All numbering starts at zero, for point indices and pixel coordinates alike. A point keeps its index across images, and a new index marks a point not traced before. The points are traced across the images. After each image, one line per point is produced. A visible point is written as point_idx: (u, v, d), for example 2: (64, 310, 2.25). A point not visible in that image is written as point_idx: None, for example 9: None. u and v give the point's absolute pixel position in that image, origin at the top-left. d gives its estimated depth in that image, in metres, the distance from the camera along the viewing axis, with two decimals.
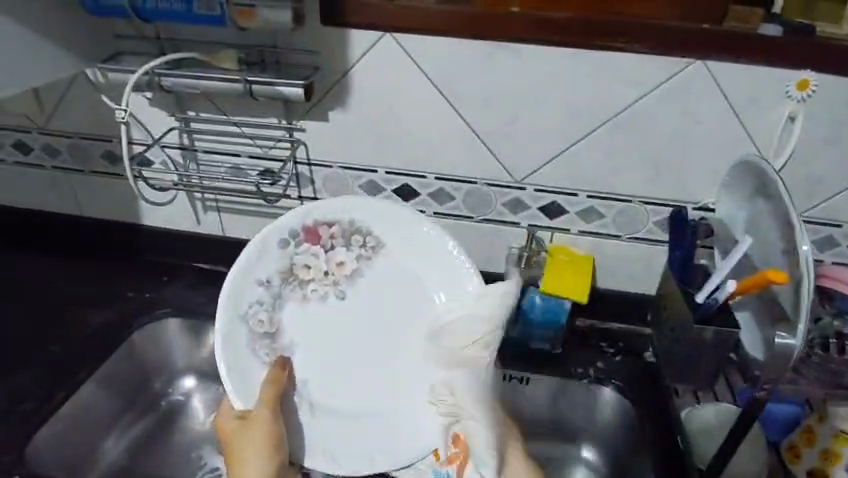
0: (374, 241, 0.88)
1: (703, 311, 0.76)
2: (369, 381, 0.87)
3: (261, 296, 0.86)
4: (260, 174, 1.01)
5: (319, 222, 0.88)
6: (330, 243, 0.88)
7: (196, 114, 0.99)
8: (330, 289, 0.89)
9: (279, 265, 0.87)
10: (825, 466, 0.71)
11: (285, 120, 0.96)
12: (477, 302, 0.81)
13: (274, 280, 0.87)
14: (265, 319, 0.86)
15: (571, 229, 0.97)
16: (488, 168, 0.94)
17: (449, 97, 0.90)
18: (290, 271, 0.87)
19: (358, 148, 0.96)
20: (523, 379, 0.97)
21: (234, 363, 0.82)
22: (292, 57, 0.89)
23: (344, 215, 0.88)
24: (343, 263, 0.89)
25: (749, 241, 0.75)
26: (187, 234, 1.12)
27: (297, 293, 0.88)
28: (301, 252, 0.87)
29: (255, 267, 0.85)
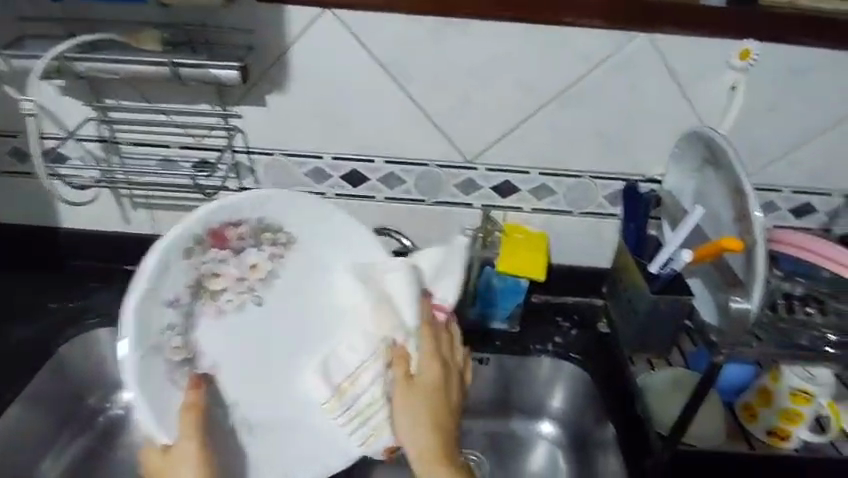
0: (286, 238, 0.79)
1: (659, 283, 0.79)
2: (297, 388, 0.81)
3: (170, 319, 0.73)
4: (194, 166, 0.93)
5: (225, 223, 0.74)
6: (241, 245, 0.76)
7: (116, 102, 0.90)
8: (248, 296, 0.78)
9: (185, 280, 0.73)
10: (783, 424, 0.79)
11: (218, 106, 0.89)
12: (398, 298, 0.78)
13: (183, 298, 0.74)
14: (180, 345, 0.74)
15: (524, 208, 0.96)
16: (439, 150, 0.92)
17: (398, 77, 0.86)
18: (199, 284, 0.75)
19: (301, 133, 0.91)
20: (483, 360, 0.96)
21: (154, 401, 0.72)
22: (224, 36, 0.82)
23: (253, 213, 0.75)
24: (257, 265, 0.78)
25: (699, 211, 0.77)
26: (115, 235, 1.02)
27: (210, 306, 0.76)
28: (208, 260, 0.74)
29: (160, 288, 0.71)
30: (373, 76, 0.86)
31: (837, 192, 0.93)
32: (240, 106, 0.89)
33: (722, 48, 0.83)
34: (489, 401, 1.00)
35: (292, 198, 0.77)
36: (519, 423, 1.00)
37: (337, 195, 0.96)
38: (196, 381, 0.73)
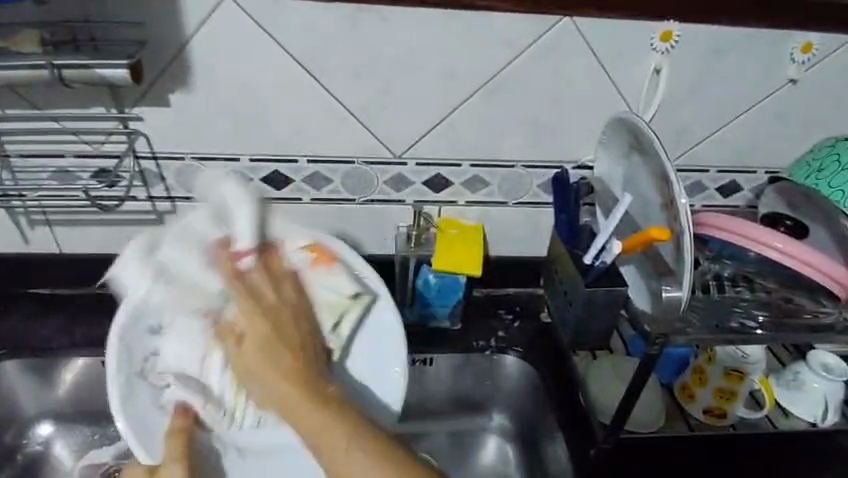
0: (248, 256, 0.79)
1: (593, 274, 0.77)
2: None
3: (147, 345, 0.76)
4: (93, 176, 0.85)
5: (176, 247, 0.74)
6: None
7: (2, 112, 0.81)
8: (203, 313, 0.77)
9: (145, 305, 0.77)
10: (721, 403, 0.80)
11: (115, 109, 0.80)
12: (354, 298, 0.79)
13: (148, 324, 0.76)
14: (162, 370, 0.76)
15: (458, 201, 0.93)
16: (365, 146, 0.87)
17: (314, 71, 0.80)
18: (166, 306, 0.76)
19: (213, 135, 0.84)
20: (426, 360, 0.93)
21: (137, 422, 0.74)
22: (112, 32, 0.73)
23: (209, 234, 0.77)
24: None
25: (628, 199, 0.76)
26: (16, 257, 0.92)
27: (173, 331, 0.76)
28: (164, 286, 0.77)
29: (119, 314, 0.75)
30: (287, 71, 0.80)
31: (762, 169, 0.94)
32: (140, 107, 0.80)
33: (645, 29, 0.81)
34: (437, 400, 0.97)
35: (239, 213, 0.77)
36: (468, 419, 0.99)
37: None
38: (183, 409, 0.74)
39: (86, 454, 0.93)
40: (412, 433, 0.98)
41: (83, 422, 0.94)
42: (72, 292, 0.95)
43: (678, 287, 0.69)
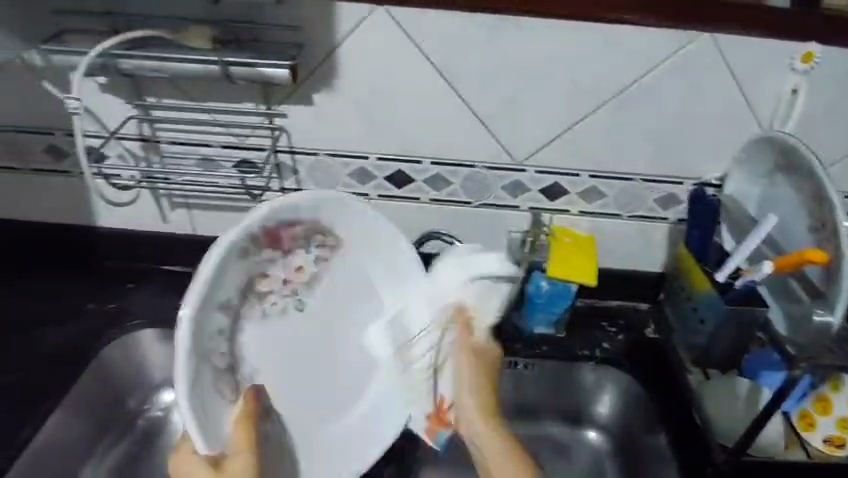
0: (334, 241, 0.82)
1: (732, 293, 0.80)
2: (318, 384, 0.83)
3: (221, 322, 0.76)
4: (236, 166, 0.93)
5: (281, 224, 0.77)
6: (290, 247, 0.79)
7: (158, 101, 0.87)
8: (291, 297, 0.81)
9: (239, 280, 0.76)
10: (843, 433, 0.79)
11: (263, 105, 0.87)
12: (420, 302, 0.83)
13: (235, 299, 0.77)
14: (227, 349, 0.77)
15: (572, 210, 0.94)
16: (488, 151, 0.89)
17: (449, 77, 0.82)
18: (249, 285, 0.78)
19: (346, 133, 0.88)
20: (527, 365, 0.96)
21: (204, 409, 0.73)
22: (270, 33, 0.78)
23: (308, 215, 0.78)
24: (302, 268, 0.81)
25: (772, 218, 0.79)
26: (153, 235, 1.01)
27: (256, 308, 0.79)
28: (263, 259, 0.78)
29: (216, 290, 0.74)
30: (424, 76, 0.82)
31: None
32: (285, 104, 0.86)
33: (786, 49, 0.80)
34: (535, 405, 0.99)
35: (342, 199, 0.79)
36: (565, 430, 0.99)
37: (381, 196, 0.95)
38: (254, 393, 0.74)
39: None
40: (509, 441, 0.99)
41: None
42: (199, 271, 1.02)
43: (831, 311, 0.73)
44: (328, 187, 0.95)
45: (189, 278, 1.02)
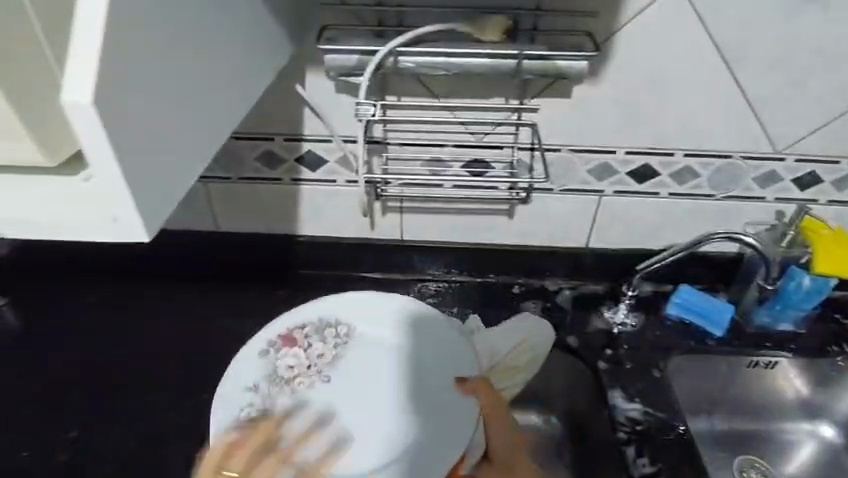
0: (346, 329, 0.78)
1: None
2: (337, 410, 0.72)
3: (288, 362, 0.76)
4: (466, 165, 0.86)
5: (292, 327, 0.78)
6: (306, 342, 0.77)
7: (397, 100, 0.80)
8: (314, 376, 0.75)
9: (262, 370, 0.75)
10: None
11: (515, 100, 0.80)
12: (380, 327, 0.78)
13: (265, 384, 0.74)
14: (292, 369, 0.75)
15: (820, 200, 0.89)
16: (748, 141, 0.83)
17: (728, 61, 0.76)
18: (276, 374, 0.75)
19: (598, 127, 0.82)
20: (770, 363, 0.93)
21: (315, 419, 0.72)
22: (550, 21, 0.72)
23: (315, 313, 0.80)
24: (323, 354, 0.76)
25: None
26: (360, 241, 0.95)
27: (285, 387, 0.74)
28: (282, 356, 0.76)
29: (293, 389, 0.74)
30: (700, 60, 0.76)
31: None
32: (539, 98, 0.79)
33: None
34: (778, 401, 0.97)
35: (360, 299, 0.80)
36: (777, 425, 0.99)
37: (617, 192, 0.89)
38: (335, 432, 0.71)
39: None
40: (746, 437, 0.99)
41: None
42: (403, 277, 0.98)
43: None
44: (560, 185, 0.89)
45: (393, 284, 0.98)
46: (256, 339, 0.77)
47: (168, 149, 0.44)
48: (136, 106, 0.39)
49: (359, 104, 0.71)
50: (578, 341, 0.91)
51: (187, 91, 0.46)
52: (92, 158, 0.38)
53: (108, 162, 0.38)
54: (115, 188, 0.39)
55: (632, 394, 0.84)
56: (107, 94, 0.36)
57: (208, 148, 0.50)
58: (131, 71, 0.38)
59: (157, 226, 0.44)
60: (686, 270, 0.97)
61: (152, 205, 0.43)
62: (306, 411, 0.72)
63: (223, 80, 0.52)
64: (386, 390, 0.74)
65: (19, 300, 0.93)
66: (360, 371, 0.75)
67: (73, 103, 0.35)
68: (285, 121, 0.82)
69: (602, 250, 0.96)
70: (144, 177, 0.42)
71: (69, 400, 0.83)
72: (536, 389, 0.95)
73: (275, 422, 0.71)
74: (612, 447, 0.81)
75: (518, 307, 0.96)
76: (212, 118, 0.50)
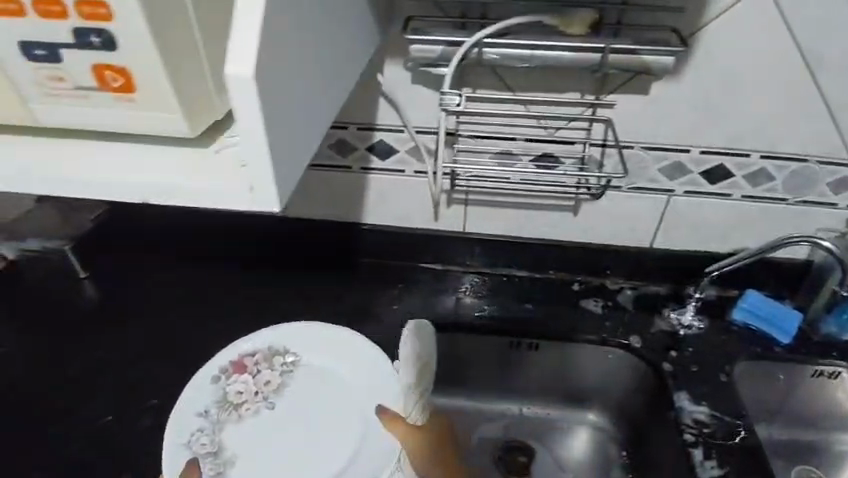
0: (292, 359, 0.82)
1: None
2: (283, 438, 0.76)
3: (237, 387, 0.79)
4: (535, 159, 0.86)
5: (244, 352, 0.82)
6: (256, 369, 0.81)
7: (472, 92, 0.81)
8: (260, 401, 0.79)
9: (214, 396, 0.78)
10: None
11: (591, 95, 0.79)
12: (329, 359, 0.82)
13: (214, 408, 0.77)
14: (240, 394, 0.79)
15: None
16: (833, 145, 0.81)
17: (819, 61, 0.74)
18: (226, 399, 0.78)
19: (674, 125, 0.81)
20: (832, 373, 0.89)
21: (264, 444, 0.76)
22: (635, 17, 0.71)
23: (273, 342, 0.84)
24: (270, 381, 0.81)
25: None
26: (422, 232, 0.96)
27: (233, 413, 0.78)
28: (233, 382, 0.79)
29: (234, 419, 0.77)
30: (788, 59, 0.74)
31: None
32: (615, 94, 0.79)
33: None
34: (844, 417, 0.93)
35: (311, 332, 0.84)
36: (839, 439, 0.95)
37: (688, 193, 0.88)
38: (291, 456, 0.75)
39: (477, 428, 0.97)
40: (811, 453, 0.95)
41: (474, 391, 0.98)
42: (462, 270, 0.99)
43: None
44: (629, 183, 0.88)
45: (451, 277, 0.98)
46: (208, 367, 0.80)
47: (298, 124, 0.46)
48: (278, 83, 0.41)
49: (442, 95, 0.71)
50: (641, 342, 0.90)
51: (313, 71, 0.48)
52: (244, 129, 0.40)
53: (258, 133, 0.40)
54: (260, 155, 0.41)
55: (699, 397, 0.83)
56: (263, 69, 0.38)
57: (322, 128, 0.52)
58: (278, 50, 0.40)
59: (285, 198, 0.46)
60: (754, 275, 0.94)
61: (284, 176, 0.45)
62: (252, 441, 0.76)
63: (336, 63, 0.53)
64: (329, 422, 0.77)
65: (99, 274, 0.99)
66: (304, 399, 0.79)
67: (237, 76, 0.37)
68: (360, 110, 0.84)
69: (666, 251, 0.94)
70: (281, 150, 0.43)
71: (144, 368, 0.86)
72: (591, 388, 0.94)
73: (222, 450, 0.74)
74: (676, 449, 0.80)
75: (578, 303, 0.95)
76: (327, 99, 0.52)
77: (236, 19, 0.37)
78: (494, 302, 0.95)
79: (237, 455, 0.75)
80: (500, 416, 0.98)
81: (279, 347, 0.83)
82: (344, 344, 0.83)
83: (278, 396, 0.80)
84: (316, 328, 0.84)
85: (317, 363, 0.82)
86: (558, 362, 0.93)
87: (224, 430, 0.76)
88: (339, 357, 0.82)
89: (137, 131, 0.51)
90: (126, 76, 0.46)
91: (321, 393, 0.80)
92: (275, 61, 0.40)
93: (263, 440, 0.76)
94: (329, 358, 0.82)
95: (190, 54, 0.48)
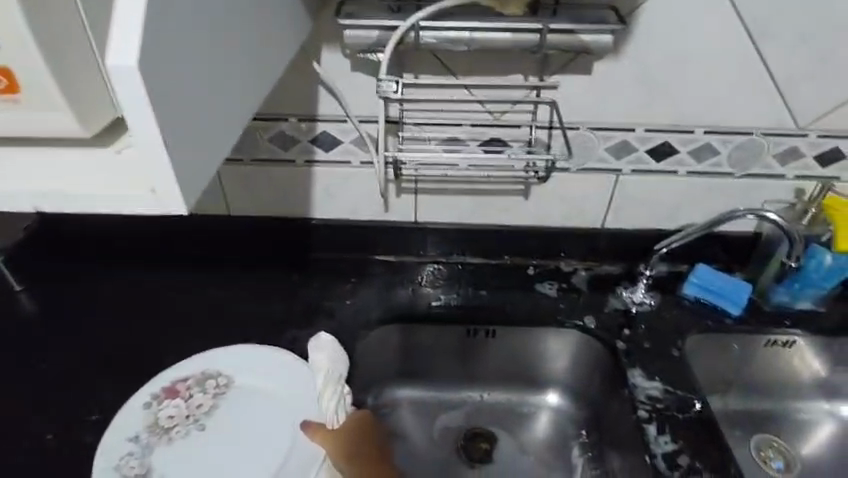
0: (226, 380, 0.79)
1: None
2: (216, 460, 0.72)
3: (169, 411, 0.76)
4: (483, 144, 0.85)
5: (177, 378, 0.79)
6: (189, 393, 0.78)
7: (415, 78, 0.78)
8: (191, 424, 0.76)
9: (144, 421, 0.75)
10: None
11: (534, 77, 0.78)
12: (266, 379, 0.79)
13: (143, 432, 0.74)
14: (172, 418, 0.76)
15: (841, 177, 0.89)
16: (772, 117, 0.82)
17: (755, 35, 0.75)
18: (156, 423, 0.75)
19: (618, 104, 0.81)
20: (788, 343, 0.92)
21: (195, 468, 0.72)
22: None
23: (206, 366, 0.81)
24: (203, 404, 0.77)
25: None
26: (374, 224, 0.94)
27: (163, 436, 0.74)
28: (164, 407, 0.77)
29: (163, 444, 0.73)
30: (725, 34, 0.75)
31: None
32: (558, 75, 0.78)
33: None
34: (796, 382, 0.96)
35: (247, 353, 0.82)
36: (793, 404, 0.98)
37: (635, 171, 0.88)
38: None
39: (438, 418, 0.96)
40: (766, 418, 0.98)
41: (434, 380, 0.97)
42: (417, 260, 0.97)
43: None
44: (578, 164, 0.87)
45: (407, 268, 0.97)
46: (139, 393, 0.78)
47: (204, 123, 0.44)
48: (176, 80, 0.40)
49: (378, 82, 0.70)
50: (596, 322, 0.90)
51: (220, 62, 0.46)
52: (134, 125, 0.38)
53: (150, 128, 0.38)
54: (156, 156, 0.39)
55: (653, 373, 0.84)
56: (149, 64, 0.37)
57: (238, 125, 0.49)
58: (170, 43, 0.38)
59: (193, 200, 0.44)
60: (703, 250, 0.96)
61: (189, 174, 0.43)
62: (183, 464, 0.72)
63: (252, 54, 0.51)
64: (265, 442, 0.74)
65: (34, 285, 0.93)
66: (238, 420, 0.76)
67: (118, 67, 0.35)
68: (299, 101, 0.81)
69: (618, 231, 0.95)
70: (185, 150, 0.42)
71: (86, 382, 0.81)
72: (550, 370, 0.95)
73: (150, 472, 0.71)
74: (633, 426, 0.81)
75: (533, 287, 0.95)
76: (244, 92, 0.50)
77: (118, 11, 0.35)
78: (451, 291, 0.94)
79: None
80: (460, 405, 0.97)
81: (212, 370, 0.80)
82: (282, 363, 0.81)
83: (211, 418, 0.76)
84: (252, 350, 0.82)
85: (252, 383, 0.79)
86: (515, 347, 0.93)
87: (153, 452, 0.73)
88: (274, 376, 0.79)
89: (26, 134, 0.47)
90: (9, 77, 0.43)
91: (257, 412, 0.76)
92: (166, 56, 0.38)
93: (194, 464, 0.72)
94: (265, 377, 0.80)
95: (81, 45, 0.45)
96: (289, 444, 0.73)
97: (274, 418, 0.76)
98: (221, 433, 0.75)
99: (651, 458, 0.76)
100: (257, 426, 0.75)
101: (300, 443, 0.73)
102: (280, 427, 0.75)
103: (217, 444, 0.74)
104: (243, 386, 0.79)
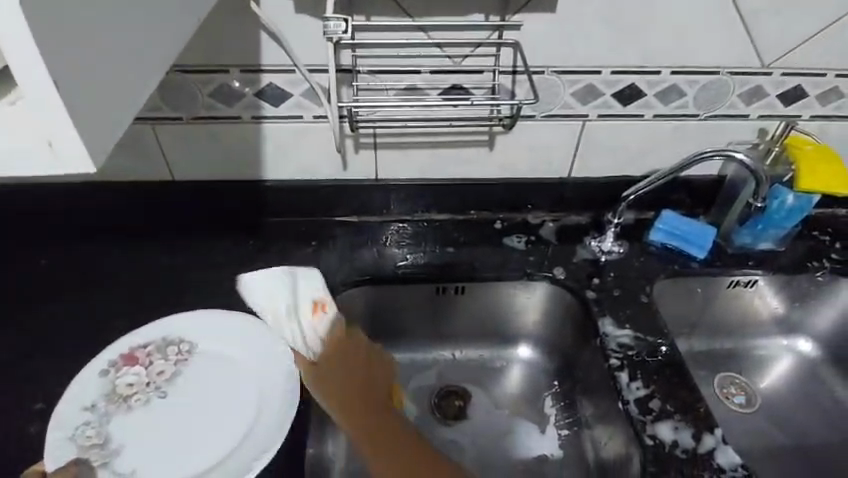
0: (189, 346, 0.75)
1: None
2: (181, 427, 0.68)
3: (128, 379, 0.71)
4: (444, 93, 0.80)
5: (136, 344, 0.74)
6: (149, 360, 0.73)
7: (367, 20, 0.72)
8: (152, 392, 0.71)
9: (100, 389, 0.70)
10: None
11: (496, 17, 0.73)
12: (231, 343, 0.75)
13: (100, 401, 0.69)
14: (131, 385, 0.71)
15: (803, 116, 0.88)
16: (737, 55, 0.80)
17: None
18: (113, 391, 0.70)
19: (582, 45, 0.77)
20: (750, 283, 0.93)
21: (157, 436, 0.68)
22: None
23: (168, 331, 0.76)
24: (165, 371, 0.73)
25: None
26: (332, 183, 0.88)
27: (121, 405, 0.69)
28: (122, 374, 0.72)
29: (122, 412, 0.69)
30: None
31: None
32: (521, 13, 0.73)
33: None
34: (756, 321, 0.99)
35: (211, 317, 0.77)
36: (754, 342, 1.01)
37: (601, 116, 0.85)
38: (188, 446, 0.67)
39: (410, 379, 0.94)
40: (729, 357, 1.00)
41: (403, 341, 0.95)
42: (379, 219, 0.93)
43: None
44: (543, 111, 0.83)
45: (369, 228, 0.92)
46: (94, 361, 0.72)
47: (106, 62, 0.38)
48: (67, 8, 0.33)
49: (326, 22, 0.63)
50: (565, 273, 0.89)
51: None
52: (11, 58, 0.31)
53: (36, 61, 0.31)
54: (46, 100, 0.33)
55: (624, 321, 0.84)
56: None
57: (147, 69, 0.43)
58: None
59: (100, 157, 0.38)
60: (669, 195, 0.95)
61: (91, 122, 0.36)
62: (144, 433, 0.68)
63: None
64: (232, 408, 0.70)
65: None
66: (203, 386, 0.72)
67: None
68: (240, 49, 0.73)
69: (584, 181, 0.92)
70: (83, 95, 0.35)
71: (26, 368, 0.74)
72: (521, 324, 0.94)
73: (108, 442, 0.66)
74: (605, 374, 0.81)
75: (501, 241, 0.92)
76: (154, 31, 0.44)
77: None
78: (417, 250, 0.91)
79: (125, 448, 0.66)
80: (433, 364, 0.96)
81: (173, 336, 0.75)
82: (248, 327, 0.76)
83: (173, 385, 0.72)
84: (216, 313, 0.77)
85: (217, 348, 0.75)
86: (485, 303, 0.92)
87: (111, 420, 0.68)
88: (241, 340, 0.75)
89: None
90: None
91: (223, 378, 0.72)
92: None
93: (156, 432, 0.68)
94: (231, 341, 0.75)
95: None
96: (256, 409, 0.69)
97: (242, 384, 0.72)
98: (184, 401, 0.71)
99: (625, 405, 0.76)
100: (223, 392, 0.71)
101: (268, 408, 0.69)
102: (248, 393, 0.71)
103: (181, 410, 0.70)
104: (207, 351, 0.74)
